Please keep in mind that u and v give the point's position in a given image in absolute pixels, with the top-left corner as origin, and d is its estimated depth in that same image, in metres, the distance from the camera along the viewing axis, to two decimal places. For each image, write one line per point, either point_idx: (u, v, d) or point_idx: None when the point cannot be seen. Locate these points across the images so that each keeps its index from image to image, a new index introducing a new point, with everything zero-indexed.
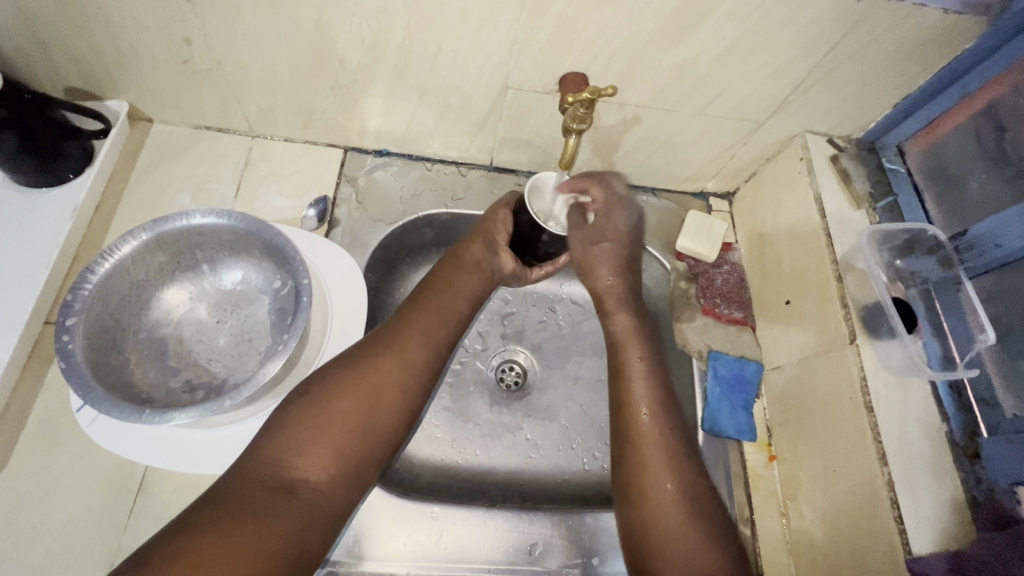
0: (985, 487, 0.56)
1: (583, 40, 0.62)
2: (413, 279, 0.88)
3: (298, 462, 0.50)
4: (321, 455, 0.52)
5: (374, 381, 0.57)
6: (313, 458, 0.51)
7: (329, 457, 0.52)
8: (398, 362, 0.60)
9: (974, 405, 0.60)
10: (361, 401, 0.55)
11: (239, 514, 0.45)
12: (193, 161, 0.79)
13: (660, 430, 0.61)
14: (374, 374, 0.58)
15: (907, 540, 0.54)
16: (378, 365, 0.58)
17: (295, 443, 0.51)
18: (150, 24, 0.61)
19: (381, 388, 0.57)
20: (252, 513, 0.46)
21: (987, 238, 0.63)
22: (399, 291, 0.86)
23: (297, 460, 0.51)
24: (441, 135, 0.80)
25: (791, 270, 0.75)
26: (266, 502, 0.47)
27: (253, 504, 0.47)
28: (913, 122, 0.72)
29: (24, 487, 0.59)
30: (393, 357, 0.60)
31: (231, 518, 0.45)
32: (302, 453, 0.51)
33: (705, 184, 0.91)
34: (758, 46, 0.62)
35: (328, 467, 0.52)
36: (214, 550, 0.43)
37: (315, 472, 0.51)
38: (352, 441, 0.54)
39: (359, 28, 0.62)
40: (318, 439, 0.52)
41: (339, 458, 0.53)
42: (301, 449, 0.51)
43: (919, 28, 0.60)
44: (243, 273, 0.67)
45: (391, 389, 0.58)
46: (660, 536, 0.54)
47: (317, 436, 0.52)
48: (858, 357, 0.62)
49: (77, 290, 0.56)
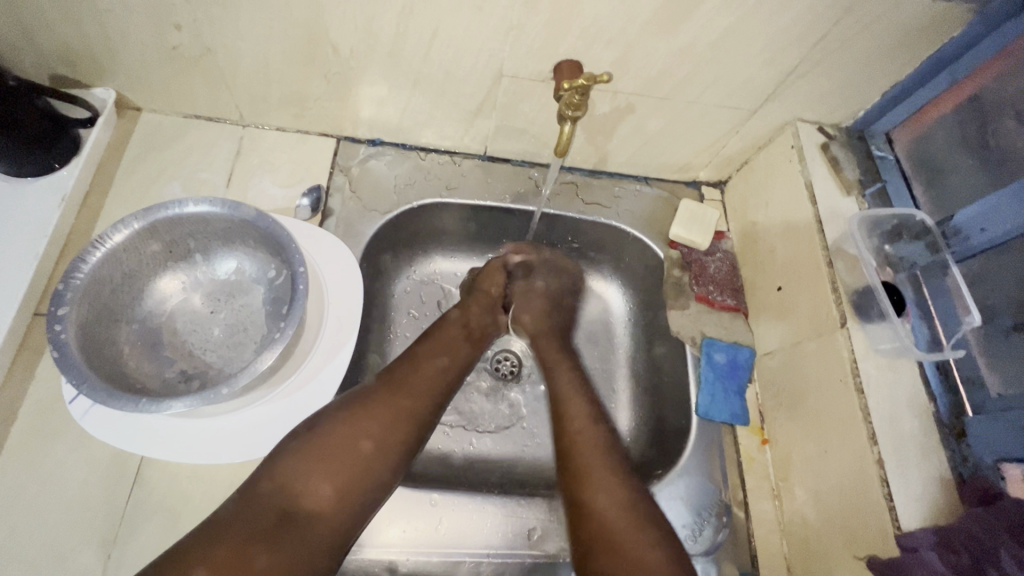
0: (971, 464, 0.58)
1: (579, 27, 0.62)
2: (410, 275, 0.90)
3: (307, 493, 0.52)
4: (323, 487, 0.53)
5: (377, 416, 0.58)
6: (322, 488, 0.53)
7: (336, 488, 0.53)
8: (403, 398, 0.61)
9: (960, 385, 0.62)
10: (366, 436, 0.57)
11: (238, 543, 0.47)
12: (183, 150, 0.78)
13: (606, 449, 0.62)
14: (377, 415, 0.58)
15: (897, 517, 0.56)
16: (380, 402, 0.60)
17: (306, 471, 0.53)
18: (139, 9, 0.60)
19: (383, 422, 0.58)
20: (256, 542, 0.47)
21: (974, 223, 0.64)
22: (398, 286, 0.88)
23: (308, 489, 0.52)
24: (436, 123, 0.80)
25: (783, 257, 0.77)
26: (274, 534, 0.49)
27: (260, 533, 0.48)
28: (902, 109, 0.73)
29: (17, 480, 0.58)
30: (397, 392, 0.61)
31: (243, 548, 0.47)
32: (312, 485, 0.52)
33: (697, 173, 0.92)
34: (751, 34, 0.63)
35: (330, 498, 0.53)
36: (204, 574, 0.44)
37: (323, 503, 0.52)
38: (357, 473, 0.55)
39: (353, 15, 0.61)
40: (326, 471, 0.53)
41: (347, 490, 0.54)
42: (309, 477, 0.52)
43: (909, 15, 0.60)
44: (237, 263, 0.66)
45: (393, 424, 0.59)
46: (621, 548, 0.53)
47: (326, 465, 0.53)
48: (848, 341, 0.64)
49: (69, 280, 0.55)
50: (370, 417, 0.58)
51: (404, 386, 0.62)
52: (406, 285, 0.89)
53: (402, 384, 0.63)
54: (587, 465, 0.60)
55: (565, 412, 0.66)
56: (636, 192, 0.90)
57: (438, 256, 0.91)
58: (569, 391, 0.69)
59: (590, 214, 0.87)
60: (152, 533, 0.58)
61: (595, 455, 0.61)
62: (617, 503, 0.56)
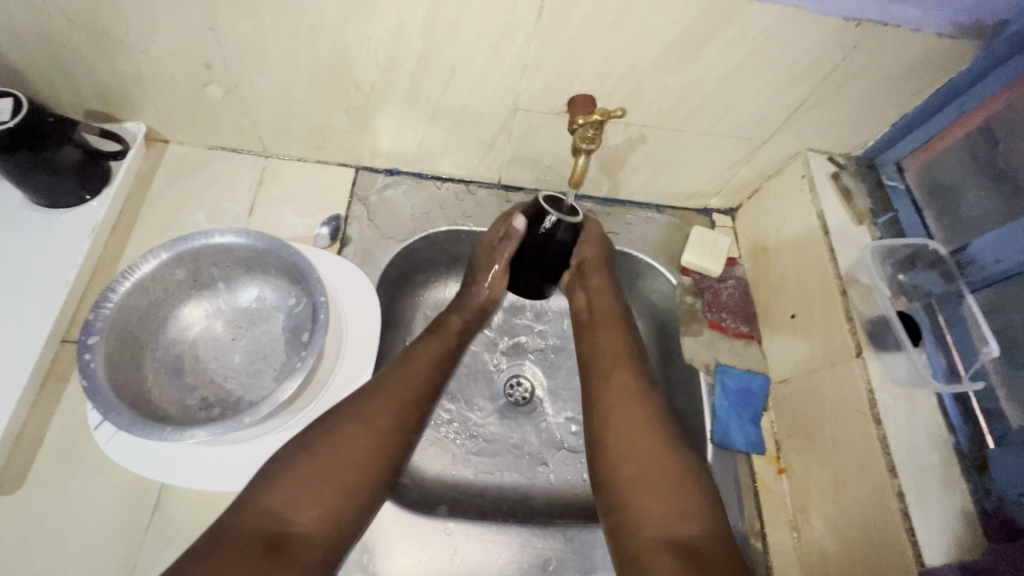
0: (994, 498, 0.57)
1: (592, 64, 0.65)
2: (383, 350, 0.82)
3: (293, 518, 0.52)
4: (312, 510, 0.53)
5: (362, 440, 0.58)
6: (307, 516, 0.53)
7: (319, 516, 0.53)
8: (382, 412, 0.61)
9: (980, 415, 0.61)
10: (351, 460, 0.56)
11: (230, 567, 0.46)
12: (208, 181, 0.80)
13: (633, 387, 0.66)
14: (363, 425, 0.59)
15: (920, 552, 0.55)
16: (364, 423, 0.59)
17: (293, 497, 0.53)
18: (173, 49, 0.63)
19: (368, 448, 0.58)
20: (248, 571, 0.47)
21: (987, 253, 0.64)
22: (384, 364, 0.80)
23: (292, 516, 0.52)
24: (451, 154, 0.82)
25: (796, 284, 0.77)
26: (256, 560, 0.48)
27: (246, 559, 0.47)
28: (911, 140, 0.74)
29: (40, 506, 0.59)
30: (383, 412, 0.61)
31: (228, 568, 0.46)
32: (298, 509, 0.52)
33: (709, 201, 0.93)
34: (760, 69, 0.65)
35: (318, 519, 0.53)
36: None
37: (308, 532, 0.52)
38: (341, 500, 0.55)
39: (375, 53, 0.64)
40: (311, 494, 0.53)
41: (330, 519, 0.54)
42: (298, 504, 0.52)
43: (915, 51, 0.62)
44: (258, 291, 0.68)
45: (377, 452, 0.59)
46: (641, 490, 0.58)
47: (314, 491, 0.54)
48: (864, 371, 0.63)
49: (99, 309, 0.57)
50: (355, 440, 0.58)
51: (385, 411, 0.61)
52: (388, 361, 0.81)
53: (384, 403, 0.62)
54: (618, 411, 0.64)
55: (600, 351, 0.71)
56: (647, 220, 0.91)
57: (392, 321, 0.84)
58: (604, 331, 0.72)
59: None
60: (171, 560, 0.59)
61: (628, 403, 0.64)
62: (635, 439, 0.61)
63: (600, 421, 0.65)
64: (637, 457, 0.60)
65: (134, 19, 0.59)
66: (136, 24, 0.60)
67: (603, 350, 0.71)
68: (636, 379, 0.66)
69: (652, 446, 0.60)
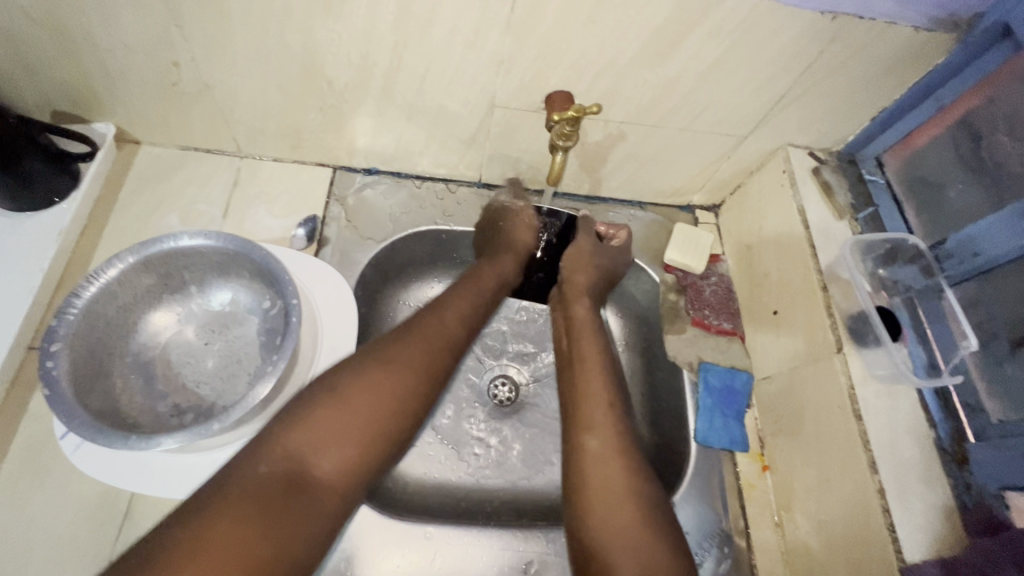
0: (974, 492, 0.57)
1: (568, 60, 0.64)
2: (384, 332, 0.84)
3: (321, 460, 0.50)
4: (337, 454, 0.50)
5: (383, 386, 0.55)
6: (334, 460, 0.50)
7: (342, 462, 0.51)
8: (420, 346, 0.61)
9: (960, 410, 0.61)
10: (374, 405, 0.54)
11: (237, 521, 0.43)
12: (181, 182, 0.78)
13: (616, 433, 0.61)
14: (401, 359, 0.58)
15: (900, 548, 0.54)
16: (388, 369, 0.57)
17: (314, 441, 0.50)
18: (139, 48, 0.62)
19: (391, 394, 0.55)
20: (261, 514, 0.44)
21: (966, 246, 0.63)
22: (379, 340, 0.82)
23: (315, 461, 0.49)
24: (430, 152, 0.81)
25: (778, 281, 0.77)
26: (274, 505, 0.46)
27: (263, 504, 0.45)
28: (890, 134, 0.74)
29: (5, 519, 0.57)
30: (402, 357, 0.58)
31: (234, 520, 0.43)
32: (322, 455, 0.50)
33: (691, 198, 0.92)
34: (737, 64, 0.64)
35: (343, 467, 0.51)
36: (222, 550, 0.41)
37: (330, 475, 0.50)
38: (369, 444, 0.52)
39: (347, 50, 0.63)
40: (336, 439, 0.51)
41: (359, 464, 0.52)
42: (317, 448, 0.50)
43: (892, 45, 0.62)
44: (231, 294, 0.66)
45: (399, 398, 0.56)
46: (621, 549, 0.52)
47: (340, 435, 0.51)
48: (845, 367, 0.63)
49: (63, 315, 0.55)
50: (375, 386, 0.55)
51: (404, 353, 0.59)
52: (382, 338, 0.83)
53: (403, 352, 0.59)
54: (598, 465, 0.58)
55: (585, 385, 0.66)
56: (630, 217, 0.91)
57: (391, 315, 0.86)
58: (590, 362, 0.68)
59: None
60: None
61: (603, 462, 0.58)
62: (618, 494, 0.56)
63: (575, 475, 0.59)
64: (609, 528, 0.54)
65: (97, 17, 0.57)
66: (99, 21, 0.58)
67: (586, 382, 0.66)
68: (619, 432, 0.61)
69: (629, 506, 0.55)
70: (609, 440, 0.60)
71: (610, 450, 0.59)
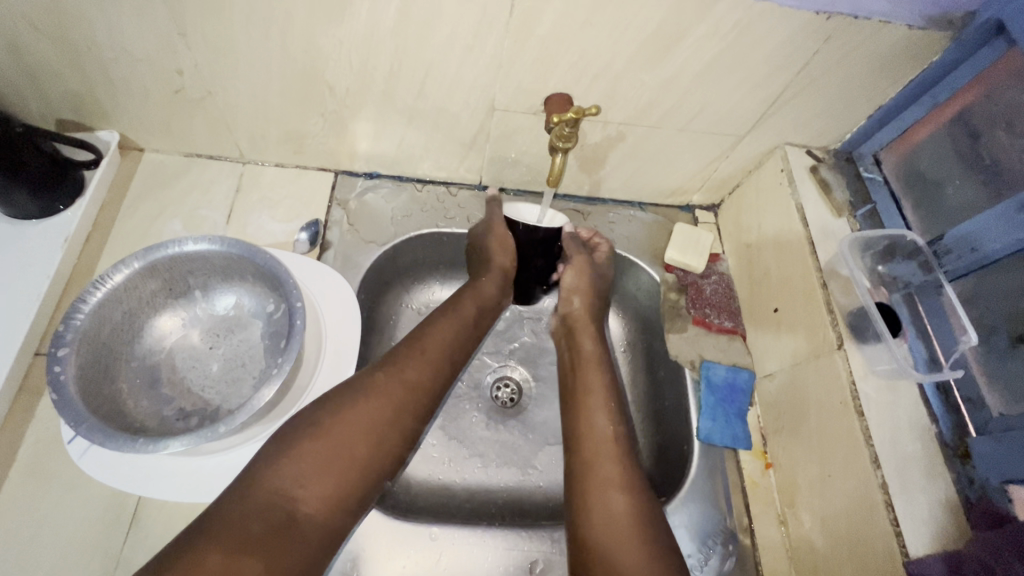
0: (977, 486, 0.57)
1: (566, 62, 0.64)
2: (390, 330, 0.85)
3: (306, 494, 0.50)
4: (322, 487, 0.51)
5: (365, 421, 0.56)
6: (320, 494, 0.51)
7: (328, 493, 0.52)
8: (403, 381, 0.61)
9: (961, 405, 0.61)
10: (355, 440, 0.54)
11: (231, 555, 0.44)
12: (184, 188, 0.79)
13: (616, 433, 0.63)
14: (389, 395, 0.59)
15: (904, 542, 0.55)
16: (368, 404, 0.57)
17: (300, 475, 0.50)
18: (143, 56, 0.62)
19: (376, 429, 0.56)
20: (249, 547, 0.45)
21: (964, 242, 0.63)
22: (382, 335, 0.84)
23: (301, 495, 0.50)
24: (430, 156, 0.82)
25: (778, 279, 0.77)
26: (263, 540, 0.46)
27: (254, 541, 0.46)
28: (887, 132, 0.74)
29: (12, 523, 0.58)
30: (384, 390, 0.59)
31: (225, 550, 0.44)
32: (308, 490, 0.50)
33: (691, 198, 0.93)
34: (734, 65, 0.65)
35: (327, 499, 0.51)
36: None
37: (315, 509, 0.50)
38: (351, 478, 0.53)
39: (348, 55, 0.63)
40: (323, 474, 0.52)
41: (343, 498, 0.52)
42: (305, 481, 0.50)
43: (886, 43, 0.62)
44: (236, 298, 0.67)
45: (381, 430, 0.57)
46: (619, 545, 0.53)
47: (324, 471, 0.52)
48: (846, 363, 0.64)
49: (69, 321, 0.55)
50: (356, 420, 0.56)
51: (387, 387, 0.59)
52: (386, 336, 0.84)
53: (392, 386, 0.60)
54: (599, 465, 0.60)
55: (585, 385, 0.69)
56: (630, 217, 0.91)
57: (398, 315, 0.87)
58: (589, 363, 0.72)
59: None
60: None
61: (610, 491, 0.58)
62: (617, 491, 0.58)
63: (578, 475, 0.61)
64: (616, 558, 0.52)
65: (101, 26, 0.58)
66: (103, 30, 0.59)
67: (586, 382, 0.69)
68: (618, 431, 0.64)
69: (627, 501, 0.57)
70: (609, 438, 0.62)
71: (610, 449, 0.61)
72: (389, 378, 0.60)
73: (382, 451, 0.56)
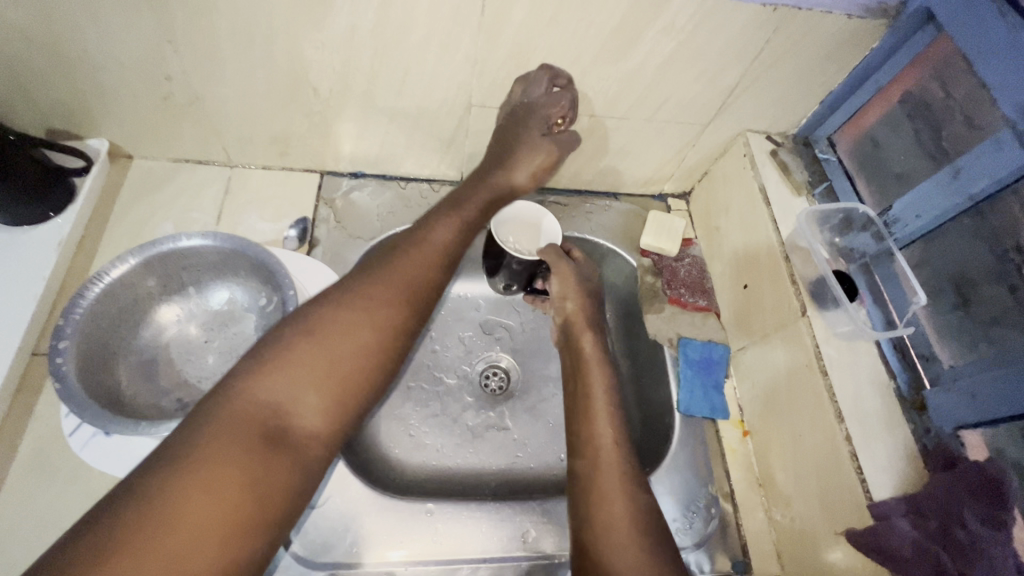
0: (934, 435, 0.61)
1: (537, 58, 0.69)
2: None
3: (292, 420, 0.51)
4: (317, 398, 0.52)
5: (356, 341, 0.55)
6: (312, 412, 0.52)
7: (327, 403, 0.53)
8: (400, 279, 0.61)
9: (917, 362, 0.66)
10: (337, 368, 0.53)
11: (223, 467, 0.46)
12: (174, 193, 0.82)
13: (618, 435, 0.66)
14: (387, 296, 0.59)
15: (868, 488, 0.59)
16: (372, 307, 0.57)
17: (296, 387, 0.51)
18: (132, 64, 0.65)
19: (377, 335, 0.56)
20: (232, 465, 0.46)
21: (908, 211, 0.68)
22: None
23: (296, 406, 0.51)
24: (412, 154, 0.85)
25: (746, 258, 0.82)
26: (252, 455, 0.48)
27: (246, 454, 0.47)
28: (838, 116, 0.80)
29: (16, 516, 0.59)
30: (376, 312, 0.57)
31: (209, 470, 0.45)
32: (298, 412, 0.51)
33: (663, 187, 0.97)
34: (692, 56, 0.70)
35: (325, 413, 0.52)
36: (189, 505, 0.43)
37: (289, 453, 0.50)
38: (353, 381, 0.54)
39: (330, 58, 0.67)
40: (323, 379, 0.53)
41: (327, 434, 0.53)
42: (301, 394, 0.51)
43: (829, 32, 0.68)
44: (229, 293, 0.69)
45: (350, 377, 0.54)
46: (616, 550, 0.57)
47: (292, 413, 0.51)
48: (810, 328, 0.68)
49: (68, 314, 0.57)
50: (338, 348, 0.54)
51: (377, 310, 0.57)
52: None
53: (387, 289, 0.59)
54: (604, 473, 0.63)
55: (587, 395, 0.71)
56: (606, 207, 0.96)
57: None
58: (593, 360, 0.75)
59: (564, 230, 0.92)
60: None
61: (620, 497, 0.61)
62: (618, 491, 0.61)
63: (581, 479, 0.64)
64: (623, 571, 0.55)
65: (93, 36, 0.61)
66: (93, 40, 0.62)
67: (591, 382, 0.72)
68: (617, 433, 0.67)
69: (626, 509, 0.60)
70: (610, 438, 0.66)
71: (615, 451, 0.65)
72: (376, 297, 0.58)
73: (348, 400, 0.54)
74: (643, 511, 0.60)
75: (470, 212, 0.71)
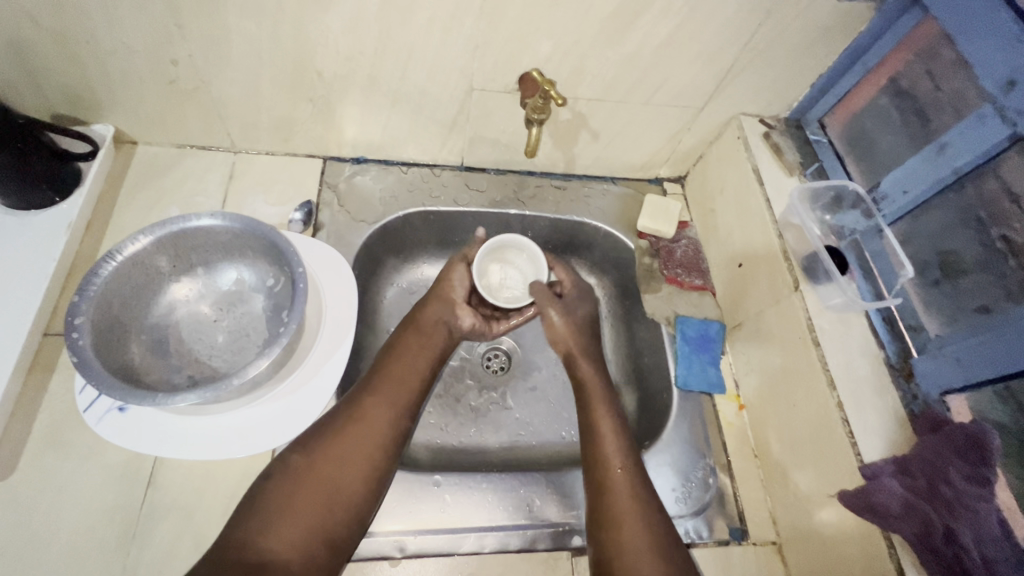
0: (920, 401, 0.64)
1: (538, 42, 0.71)
2: (388, 298, 0.95)
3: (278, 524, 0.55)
4: (300, 523, 0.55)
5: (345, 440, 0.62)
6: (291, 532, 0.55)
7: (315, 507, 0.57)
8: (389, 379, 0.69)
9: (904, 333, 0.69)
10: (326, 486, 0.58)
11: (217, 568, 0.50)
12: (179, 177, 0.83)
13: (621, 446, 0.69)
14: (378, 391, 0.67)
15: (859, 450, 0.62)
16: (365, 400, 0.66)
17: (283, 521, 0.55)
18: (140, 48, 0.66)
19: (365, 446, 0.62)
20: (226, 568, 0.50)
21: (897, 187, 0.71)
22: (380, 307, 0.93)
23: (279, 535, 0.54)
24: (414, 139, 0.87)
25: (740, 238, 0.84)
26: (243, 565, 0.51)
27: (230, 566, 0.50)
28: (829, 98, 0.82)
29: (34, 489, 0.60)
30: (363, 421, 0.64)
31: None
32: (285, 536, 0.54)
33: (658, 171, 1.00)
34: (688, 39, 0.72)
35: (303, 538, 0.55)
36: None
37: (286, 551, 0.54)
38: (336, 505, 0.58)
39: (335, 42, 0.69)
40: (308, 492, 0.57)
41: (315, 531, 0.56)
42: (283, 523, 0.55)
43: (820, 16, 0.70)
44: (237, 273, 0.71)
45: (338, 459, 0.60)
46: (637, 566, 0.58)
47: (294, 517, 0.55)
48: (803, 302, 0.71)
49: (83, 292, 0.58)
50: (330, 463, 0.60)
51: (365, 401, 0.65)
52: (386, 307, 0.94)
53: (376, 391, 0.67)
54: (618, 489, 0.65)
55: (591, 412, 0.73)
56: (604, 191, 0.97)
57: (394, 288, 0.95)
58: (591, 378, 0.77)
59: (563, 214, 0.94)
60: (168, 533, 0.61)
61: (634, 520, 0.62)
62: (630, 508, 0.63)
63: (595, 500, 0.65)
64: None
65: (101, 20, 0.62)
66: (102, 24, 0.63)
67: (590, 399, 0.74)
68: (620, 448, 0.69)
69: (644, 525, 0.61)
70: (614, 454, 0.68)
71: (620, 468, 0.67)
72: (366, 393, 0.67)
73: (337, 499, 0.58)
74: (659, 525, 0.62)
75: (427, 314, 0.77)
